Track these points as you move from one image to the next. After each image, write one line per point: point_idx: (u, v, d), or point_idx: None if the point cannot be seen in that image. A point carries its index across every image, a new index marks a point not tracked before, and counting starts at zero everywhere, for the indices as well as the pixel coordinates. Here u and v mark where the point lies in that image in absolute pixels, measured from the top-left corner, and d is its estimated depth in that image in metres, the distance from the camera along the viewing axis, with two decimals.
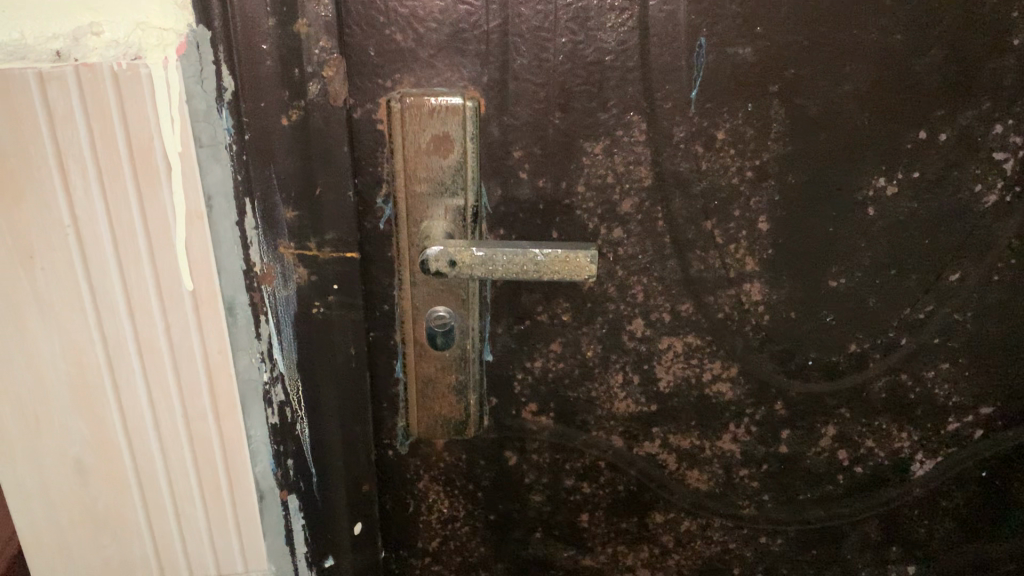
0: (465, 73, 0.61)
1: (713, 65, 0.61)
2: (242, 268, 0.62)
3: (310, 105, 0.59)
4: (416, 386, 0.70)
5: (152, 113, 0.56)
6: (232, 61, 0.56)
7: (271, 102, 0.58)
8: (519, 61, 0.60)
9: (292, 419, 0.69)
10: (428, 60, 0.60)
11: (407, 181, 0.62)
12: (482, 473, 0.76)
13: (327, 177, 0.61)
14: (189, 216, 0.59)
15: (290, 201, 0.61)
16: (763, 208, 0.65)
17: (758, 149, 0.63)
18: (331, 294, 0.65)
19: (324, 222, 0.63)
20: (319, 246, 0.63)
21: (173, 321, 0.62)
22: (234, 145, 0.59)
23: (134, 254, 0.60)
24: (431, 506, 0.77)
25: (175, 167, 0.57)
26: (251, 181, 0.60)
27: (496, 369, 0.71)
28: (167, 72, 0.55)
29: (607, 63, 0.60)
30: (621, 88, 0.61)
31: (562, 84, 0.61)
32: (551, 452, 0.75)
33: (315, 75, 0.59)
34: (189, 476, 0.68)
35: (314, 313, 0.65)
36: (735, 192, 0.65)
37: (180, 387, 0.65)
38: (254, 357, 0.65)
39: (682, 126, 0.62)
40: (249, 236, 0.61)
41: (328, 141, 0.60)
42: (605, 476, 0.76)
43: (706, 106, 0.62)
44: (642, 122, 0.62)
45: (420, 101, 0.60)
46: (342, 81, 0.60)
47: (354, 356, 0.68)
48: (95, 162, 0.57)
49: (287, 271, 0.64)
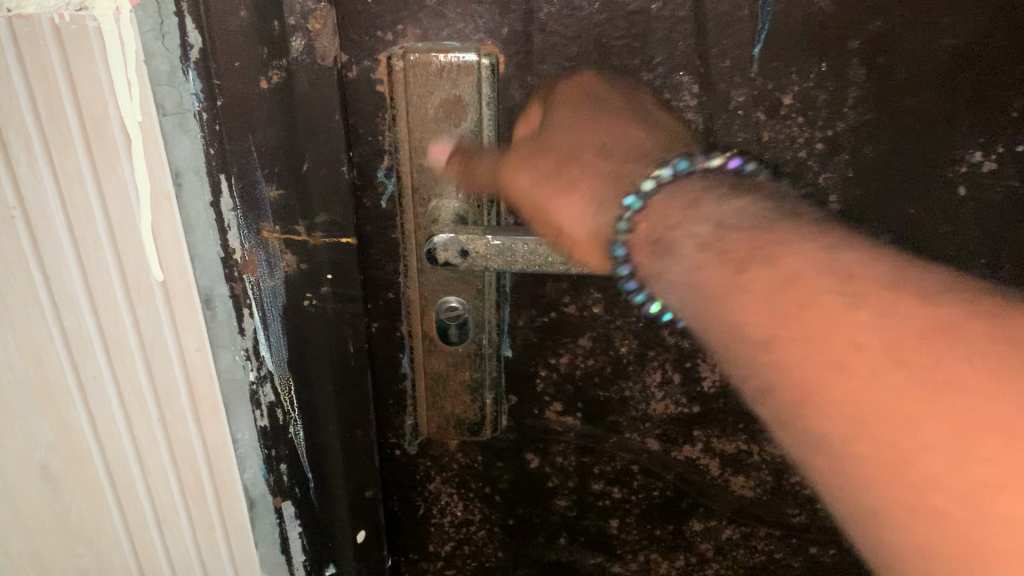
0: (481, 24, 0.51)
1: (781, 14, 0.50)
2: (219, 255, 0.53)
3: (294, 64, 0.50)
4: (425, 384, 0.62)
5: (106, 76, 0.45)
6: (200, 11, 0.46)
7: (247, 61, 0.48)
8: (546, 10, 0.50)
9: (285, 421, 0.61)
10: (437, 8, 0.50)
11: (412, 153, 0.53)
12: (500, 475, 0.67)
13: (316, 147, 0.53)
14: (155, 196, 0.49)
15: (276, 176, 0.52)
16: (835, 186, 0.55)
17: (832, 117, 0.53)
18: (324, 284, 0.58)
19: (314, 205, 0.55)
20: (309, 231, 0.55)
21: (143, 315, 0.54)
22: (204, 113, 0.49)
23: (93, 238, 0.51)
24: (443, 508, 0.69)
25: (135, 138, 0.47)
26: (227, 154, 0.50)
27: (516, 365, 0.63)
28: (120, 26, 0.44)
29: (653, 13, 0.50)
30: (669, 43, 0.51)
31: (598, 37, 0.51)
32: (577, 455, 0.66)
33: (298, 28, 0.50)
34: (169, 483, 0.60)
35: (305, 305, 0.57)
36: (801, 168, 0.55)
37: (154, 386, 0.56)
38: (238, 354, 0.57)
39: (741, 88, 0.52)
40: (226, 219, 0.52)
41: (316, 107, 0.52)
42: (638, 481, 0.67)
43: (771, 65, 0.51)
44: (693, 84, 0.52)
45: (427, 59, 0.50)
46: (329, 36, 0.51)
47: (354, 353, 0.61)
48: (42, 135, 0.47)
49: (273, 259, 0.55)
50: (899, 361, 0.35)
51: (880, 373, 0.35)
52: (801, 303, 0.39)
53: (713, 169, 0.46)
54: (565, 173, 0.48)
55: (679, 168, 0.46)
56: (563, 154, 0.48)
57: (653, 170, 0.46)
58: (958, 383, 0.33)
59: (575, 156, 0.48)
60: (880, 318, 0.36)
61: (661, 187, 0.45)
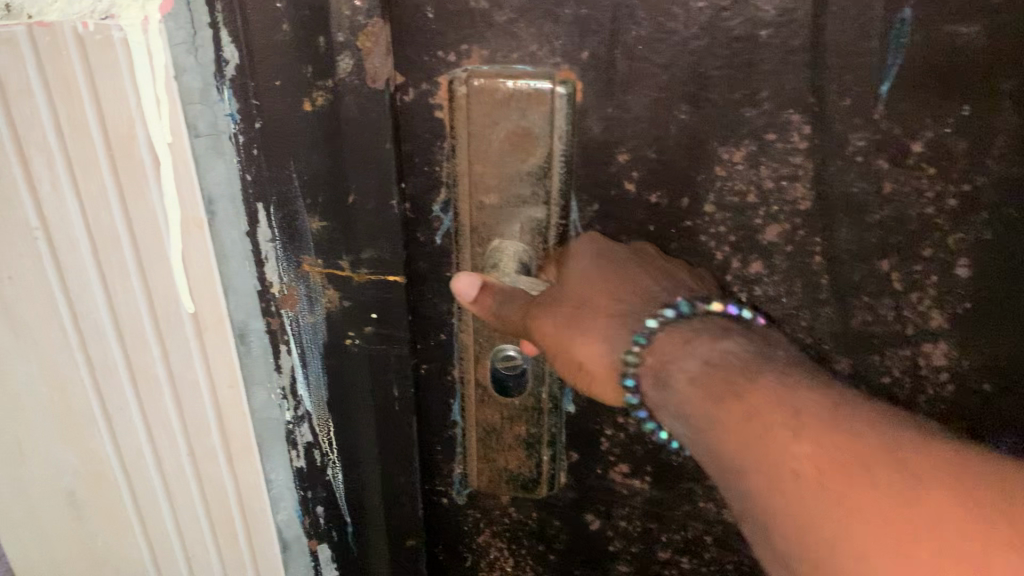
0: (557, 46, 0.43)
1: (917, 48, 0.42)
2: (257, 287, 0.49)
3: (340, 87, 0.43)
4: (476, 435, 0.56)
5: (132, 93, 0.40)
6: (236, 21, 0.40)
7: (287, 79, 0.42)
8: (635, 32, 0.43)
9: (322, 463, 0.56)
10: (507, 26, 0.43)
11: (472, 189, 0.47)
12: (555, 535, 0.61)
13: (363, 178, 0.45)
14: (186, 225, 0.44)
15: (319, 207, 0.46)
16: (965, 248, 0.47)
17: (970, 169, 0.45)
18: (368, 325, 0.51)
19: (359, 238, 0.47)
20: (354, 265, 0.48)
21: (171, 347, 0.49)
22: (241, 136, 0.44)
23: (118, 264, 0.46)
24: (492, 563, 0.63)
25: (165, 161, 0.42)
26: (263, 181, 0.45)
27: (579, 421, 0.56)
28: (148, 38, 0.39)
29: (761, 41, 0.42)
30: (778, 76, 0.43)
31: (694, 66, 0.43)
32: (643, 520, 0.60)
33: (346, 47, 0.42)
34: (200, 519, 0.56)
35: (348, 346, 0.51)
36: (927, 226, 0.46)
37: (184, 421, 0.52)
38: (274, 392, 0.53)
39: (862, 131, 0.44)
40: (264, 250, 0.47)
41: (364, 134, 0.44)
42: (711, 554, 0.60)
43: (899, 107, 0.43)
44: (804, 124, 0.44)
45: (494, 85, 0.44)
46: (384, 55, 0.42)
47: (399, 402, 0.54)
48: (65, 153, 0.43)
49: (314, 294, 0.49)
50: (872, 510, 0.29)
51: (843, 511, 0.30)
52: (797, 422, 0.33)
53: (716, 316, 0.41)
54: (578, 322, 0.43)
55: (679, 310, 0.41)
56: (574, 302, 0.44)
57: (655, 309, 0.42)
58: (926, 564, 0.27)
59: (589, 304, 0.44)
60: (882, 464, 0.30)
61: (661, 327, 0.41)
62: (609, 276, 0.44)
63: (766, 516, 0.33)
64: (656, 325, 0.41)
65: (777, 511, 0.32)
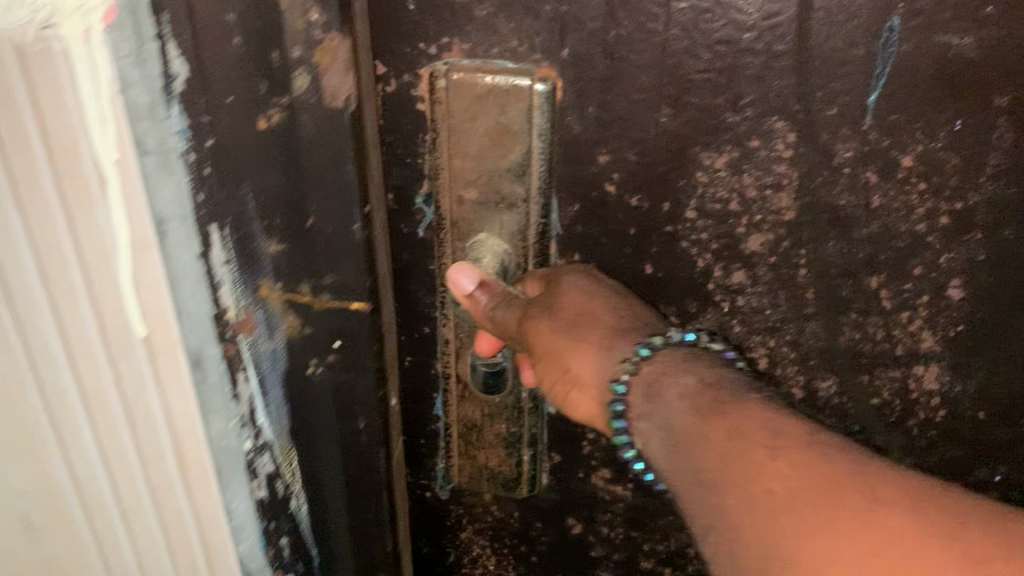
0: (538, 42, 0.43)
1: (907, 57, 0.40)
2: (211, 312, 0.47)
3: (297, 104, 0.42)
4: (457, 431, 0.56)
5: (75, 107, 0.38)
6: (187, 39, 0.39)
7: (241, 98, 0.41)
8: (615, 32, 0.42)
9: (285, 492, 0.56)
10: (487, 20, 0.43)
11: (453, 183, 0.47)
12: (538, 536, 0.61)
13: (319, 203, 0.45)
14: (136, 247, 0.42)
15: (277, 228, 0.46)
16: (959, 269, 0.45)
17: (964, 186, 0.43)
18: (330, 353, 0.51)
19: (320, 265, 0.48)
20: (314, 293, 0.48)
21: (125, 370, 0.46)
22: (189, 154, 0.42)
23: (66, 287, 0.43)
24: (474, 560, 0.63)
25: (111, 178, 0.40)
26: (216, 205, 0.44)
27: (561, 423, 0.55)
28: (90, 49, 0.37)
29: (744, 44, 0.41)
30: (762, 82, 0.42)
31: (675, 68, 0.42)
32: (626, 528, 0.59)
33: (302, 61, 0.41)
34: (158, 549, 0.54)
35: (309, 372, 0.52)
36: (918, 244, 0.45)
37: (140, 450, 0.49)
38: (235, 420, 0.51)
39: (849, 141, 0.43)
40: (218, 274, 0.47)
41: (323, 154, 0.44)
42: (694, 566, 0.59)
43: (889, 118, 0.42)
44: (789, 132, 0.43)
45: (473, 80, 0.44)
46: (341, 72, 0.42)
47: (364, 429, 0.54)
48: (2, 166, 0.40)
49: (273, 320, 0.49)
50: (837, 523, 0.33)
51: (816, 530, 0.34)
52: (771, 445, 0.37)
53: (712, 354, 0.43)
54: (575, 330, 0.45)
55: (683, 339, 0.43)
56: (574, 309, 0.45)
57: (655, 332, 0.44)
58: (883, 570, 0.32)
59: (588, 317, 0.45)
60: (843, 482, 0.34)
61: (662, 344, 0.43)
62: (605, 292, 0.46)
63: (733, 530, 0.36)
64: (656, 342, 0.43)
65: (745, 527, 0.36)
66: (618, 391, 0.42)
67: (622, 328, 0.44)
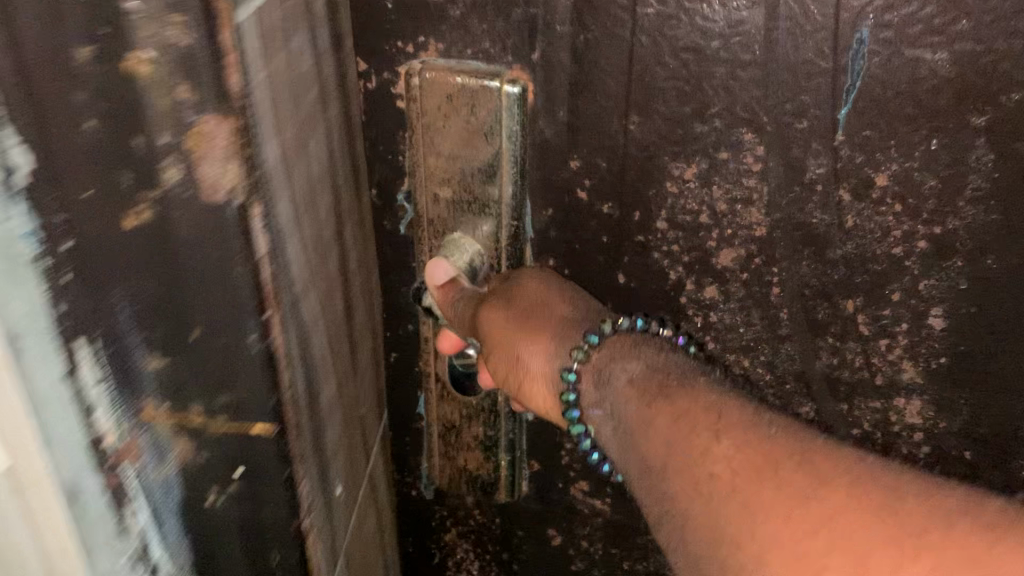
0: (509, 44, 0.43)
1: (877, 71, 0.39)
2: (95, 469, 0.30)
3: (168, 199, 0.30)
4: (436, 430, 0.56)
5: None
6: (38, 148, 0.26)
7: (78, 163, 0.27)
8: (584, 36, 0.42)
9: None
10: (461, 21, 0.43)
11: (428, 181, 0.47)
12: (519, 545, 0.60)
13: (207, 312, 0.32)
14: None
15: (151, 342, 0.32)
16: (939, 298, 0.43)
17: (942, 210, 0.41)
18: (232, 482, 0.37)
19: (214, 378, 0.34)
20: (208, 415, 0.34)
21: None
22: (49, 259, 0.27)
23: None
24: (459, 563, 0.63)
25: None
26: (76, 311, 0.29)
27: (539, 431, 0.55)
28: None
29: (710, 53, 0.40)
30: (729, 92, 0.41)
31: (642, 75, 0.42)
32: (605, 544, 0.58)
33: (169, 150, 0.29)
34: None
35: (210, 503, 0.36)
36: (895, 268, 0.43)
37: None
38: None
39: (821, 157, 0.41)
40: (88, 394, 0.30)
41: (181, 236, 0.30)
42: None
43: (860, 134, 0.40)
44: (758, 144, 0.42)
45: (444, 80, 0.44)
46: (213, 161, 0.29)
47: (279, 566, 0.39)
48: None
49: (161, 445, 0.34)
50: (772, 505, 0.29)
51: (782, 501, 0.29)
52: (720, 427, 0.34)
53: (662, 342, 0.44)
54: (532, 318, 0.45)
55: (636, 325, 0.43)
56: (533, 301, 0.45)
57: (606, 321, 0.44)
58: (816, 550, 0.27)
59: (542, 307, 0.45)
60: (784, 462, 0.31)
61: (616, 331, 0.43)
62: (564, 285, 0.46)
63: (683, 516, 0.33)
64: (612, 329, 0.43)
65: (693, 522, 0.32)
66: (567, 378, 0.42)
67: (576, 319, 0.45)
